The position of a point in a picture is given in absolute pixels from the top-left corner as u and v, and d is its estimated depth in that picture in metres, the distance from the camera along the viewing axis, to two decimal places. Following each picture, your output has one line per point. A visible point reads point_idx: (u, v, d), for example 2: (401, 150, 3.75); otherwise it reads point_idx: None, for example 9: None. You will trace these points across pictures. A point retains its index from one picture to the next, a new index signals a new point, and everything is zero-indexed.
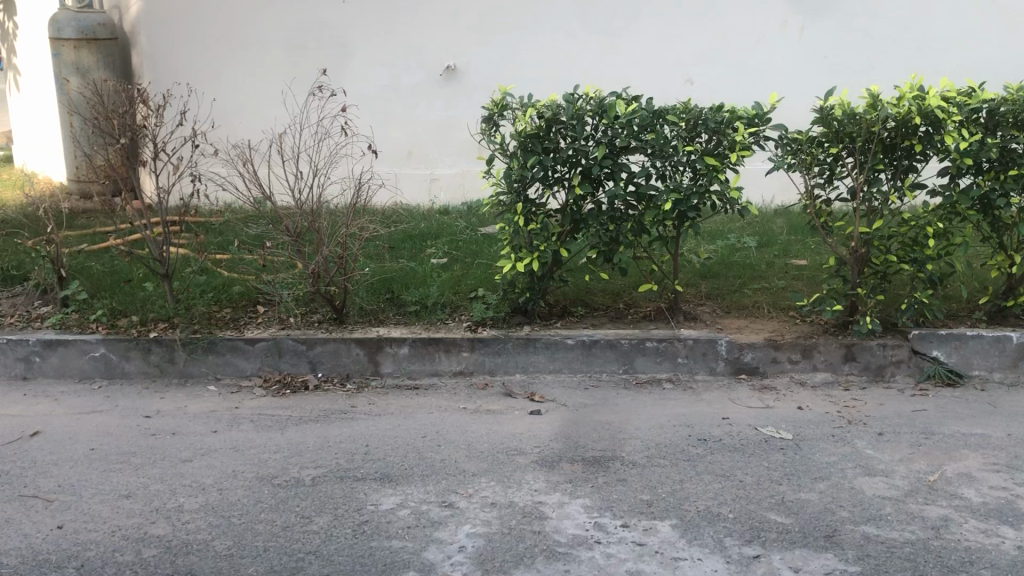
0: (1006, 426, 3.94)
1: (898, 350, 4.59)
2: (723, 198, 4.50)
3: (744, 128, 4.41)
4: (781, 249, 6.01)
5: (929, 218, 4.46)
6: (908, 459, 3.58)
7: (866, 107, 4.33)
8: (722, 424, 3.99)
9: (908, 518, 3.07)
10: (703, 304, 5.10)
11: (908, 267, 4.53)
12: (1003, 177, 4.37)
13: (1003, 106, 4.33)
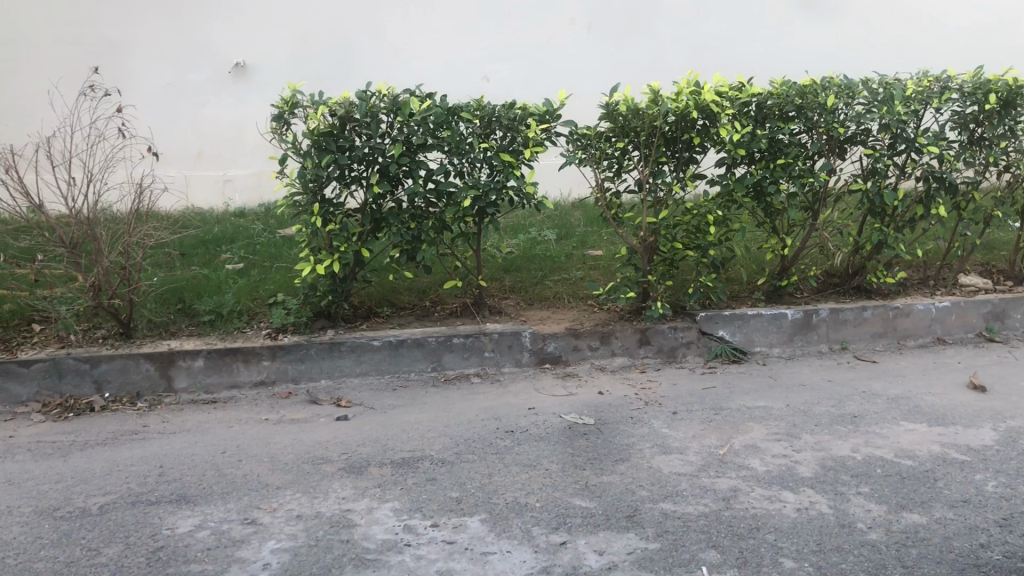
0: (785, 397, 4.25)
1: (688, 332, 4.85)
2: (519, 194, 4.56)
3: (536, 124, 4.51)
4: (579, 241, 6.21)
5: (709, 206, 4.71)
6: (700, 435, 3.78)
7: (648, 103, 4.52)
8: (528, 414, 4.06)
9: (702, 492, 3.24)
10: (507, 298, 5.19)
11: (693, 253, 4.79)
12: (772, 166, 4.74)
13: (769, 99, 4.70)
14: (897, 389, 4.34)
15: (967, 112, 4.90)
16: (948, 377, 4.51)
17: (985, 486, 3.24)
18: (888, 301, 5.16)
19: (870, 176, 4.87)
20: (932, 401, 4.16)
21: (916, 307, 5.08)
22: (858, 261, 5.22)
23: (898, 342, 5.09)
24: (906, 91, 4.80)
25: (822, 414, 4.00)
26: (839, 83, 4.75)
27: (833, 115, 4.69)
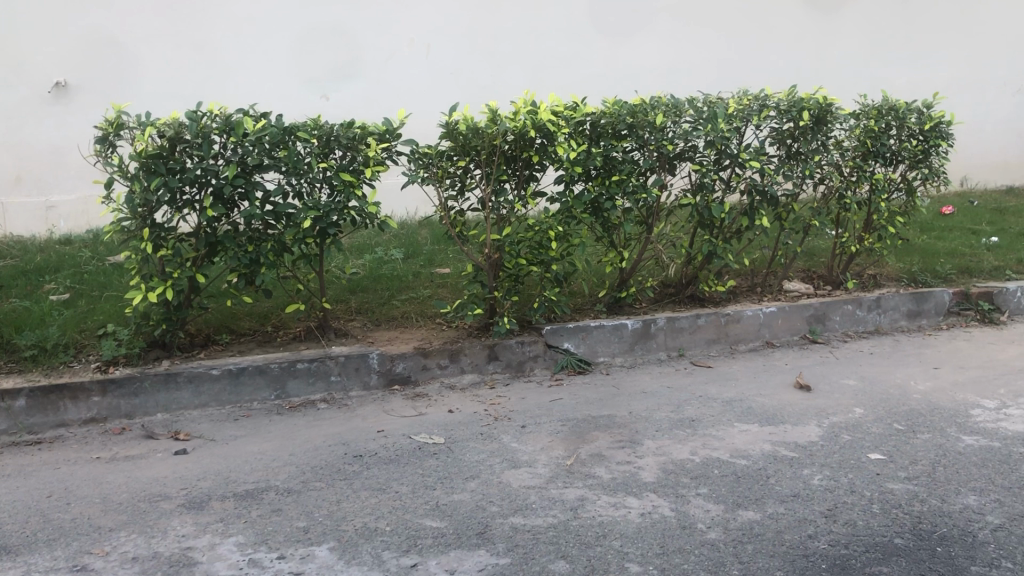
0: (629, 405, 4.38)
1: (534, 345, 4.93)
2: (361, 215, 4.51)
3: (376, 143, 4.49)
4: (426, 259, 6.21)
5: (549, 222, 4.79)
6: (548, 447, 3.84)
7: (487, 122, 4.58)
8: (377, 437, 4.01)
9: (550, 503, 3.29)
10: (353, 320, 5.12)
11: (537, 268, 4.88)
12: (608, 182, 4.91)
13: (603, 118, 4.88)
14: (730, 392, 4.55)
15: (784, 128, 5.27)
16: (776, 378, 4.78)
17: (811, 480, 3.44)
18: (720, 309, 5.42)
19: (698, 191, 5.14)
20: (763, 402, 4.39)
21: (745, 313, 5.36)
22: (690, 271, 5.47)
23: (730, 347, 5.35)
24: (728, 109, 5.10)
25: (663, 420, 4.15)
26: (666, 102, 5.03)
27: (662, 133, 4.94)
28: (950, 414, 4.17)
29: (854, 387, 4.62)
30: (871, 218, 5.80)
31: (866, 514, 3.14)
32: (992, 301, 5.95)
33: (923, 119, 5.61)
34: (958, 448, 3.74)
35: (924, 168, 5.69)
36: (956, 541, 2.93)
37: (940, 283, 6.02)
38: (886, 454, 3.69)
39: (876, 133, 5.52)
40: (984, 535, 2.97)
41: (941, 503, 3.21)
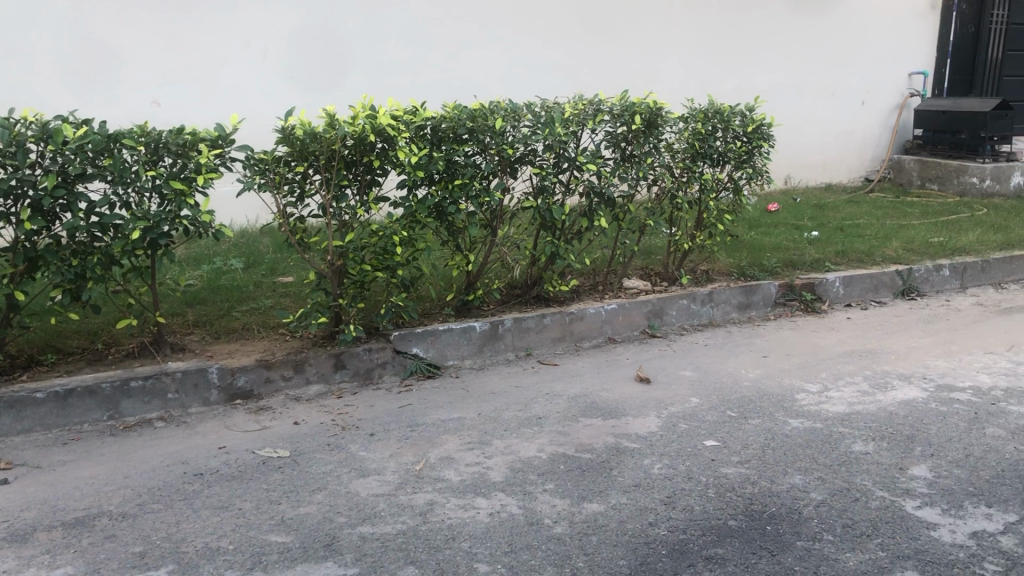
0: (477, 407, 4.41)
1: (382, 352, 4.88)
2: (194, 224, 4.32)
3: (209, 150, 4.34)
4: (268, 268, 6.05)
5: (394, 227, 4.79)
6: (396, 454, 3.82)
7: (325, 126, 4.52)
8: (219, 454, 3.88)
9: (399, 510, 3.28)
10: (190, 333, 4.93)
11: (383, 274, 4.84)
12: (450, 186, 4.92)
13: (443, 123, 4.91)
14: (575, 388, 4.67)
15: (618, 132, 5.46)
16: (618, 372, 4.93)
17: (651, 469, 3.57)
18: (565, 307, 5.55)
19: (539, 194, 5.23)
20: (606, 397, 4.52)
21: (588, 311, 5.50)
22: (535, 272, 5.55)
23: (575, 344, 5.48)
24: (564, 114, 5.26)
25: (511, 419, 4.20)
26: (504, 107, 5.12)
27: (502, 137, 5.01)
28: (778, 399, 4.42)
29: (690, 378, 4.82)
30: (702, 217, 6.06)
31: (703, 499, 3.29)
32: (814, 292, 6.36)
33: (746, 121, 5.96)
34: (784, 431, 3.97)
35: (748, 168, 6.03)
36: (783, 519, 3.11)
37: (767, 276, 6.37)
38: (721, 440, 3.87)
39: (703, 136, 5.83)
40: (809, 511, 3.17)
41: (770, 484, 3.40)
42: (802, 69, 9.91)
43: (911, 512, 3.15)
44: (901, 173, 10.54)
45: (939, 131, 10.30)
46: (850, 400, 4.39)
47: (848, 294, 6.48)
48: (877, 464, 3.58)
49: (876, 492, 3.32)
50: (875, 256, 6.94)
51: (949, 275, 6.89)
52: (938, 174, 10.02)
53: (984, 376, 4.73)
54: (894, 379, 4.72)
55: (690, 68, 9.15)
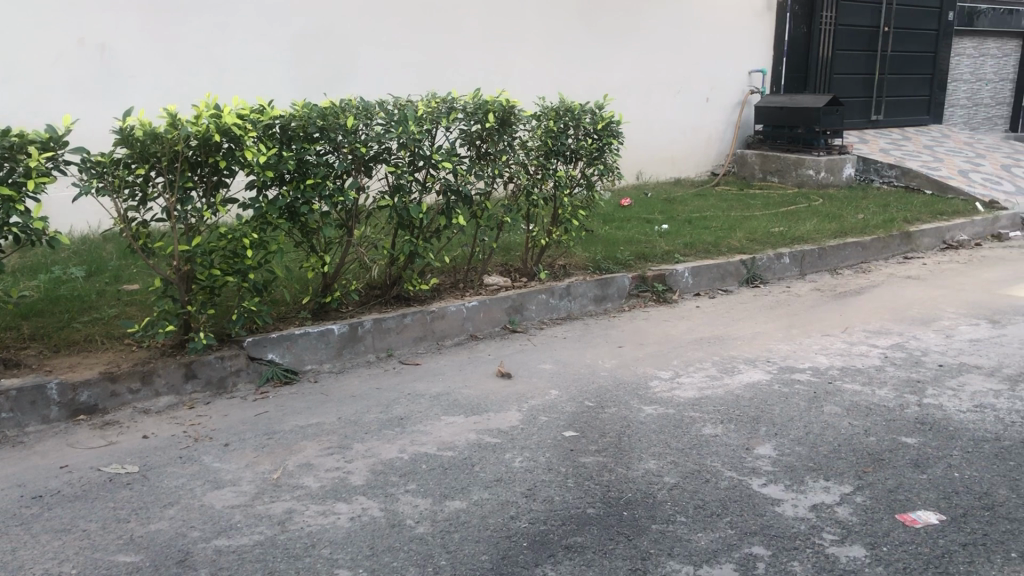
0: (337, 411, 4.34)
1: (235, 359, 4.73)
2: (25, 231, 4.08)
3: (39, 152, 4.07)
4: (112, 276, 5.76)
5: (243, 229, 4.67)
6: (253, 463, 3.71)
7: (167, 126, 4.34)
8: (61, 474, 3.66)
9: (256, 520, 3.19)
10: (26, 348, 4.63)
11: (233, 278, 4.68)
12: (303, 186, 4.83)
13: (293, 121, 4.80)
14: (436, 387, 4.66)
15: (472, 130, 5.49)
16: (479, 369, 4.96)
17: (512, 463, 3.61)
18: (425, 306, 5.52)
19: (395, 192, 5.19)
20: (467, 394, 4.53)
21: (449, 309, 5.50)
22: (394, 272, 5.50)
23: (437, 343, 5.47)
24: (418, 112, 5.23)
25: (372, 422, 4.16)
26: (355, 105, 5.05)
27: (354, 135, 4.95)
28: (632, 388, 4.55)
29: (549, 371, 4.90)
30: (557, 213, 6.15)
31: (562, 489, 3.35)
32: (665, 283, 6.58)
33: (597, 119, 6.07)
34: (639, 418, 4.10)
35: (600, 165, 6.18)
36: (639, 504, 3.21)
37: (621, 269, 6.54)
38: (579, 431, 3.95)
39: (555, 133, 5.94)
40: (663, 494, 3.28)
41: (626, 470, 3.50)
42: (649, 68, 10.24)
43: (757, 489, 3.31)
44: (744, 167, 10.93)
45: (778, 127, 10.82)
46: (700, 385, 4.57)
47: (697, 284, 6.75)
48: (725, 445, 3.74)
49: (725, 472, 3.47)
50: (721, 247, 7.24)
51: (789, 263, 7.27)
52: (778, 167, 10.49)
53: (821, 357, 5.01)
54: (740, 363, 4.94)
55: (541, 67, 9.30)
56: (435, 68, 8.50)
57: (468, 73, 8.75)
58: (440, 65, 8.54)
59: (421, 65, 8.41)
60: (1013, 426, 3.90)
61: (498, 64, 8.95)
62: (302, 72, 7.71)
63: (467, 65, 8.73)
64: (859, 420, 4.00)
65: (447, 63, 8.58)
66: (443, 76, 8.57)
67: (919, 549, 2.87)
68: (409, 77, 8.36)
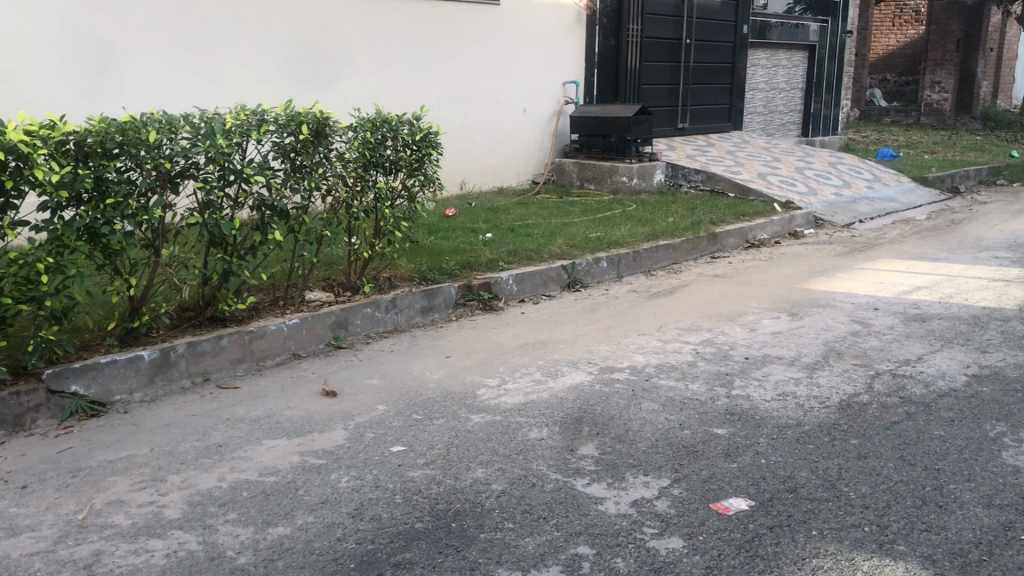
0: (149, 442, 4.10)
1: (33, 394, 4.38)
2: None
3: None
4: None
5: (36, 254, 4.34)
6: (55, 505, 3.44)
7: None
8: None
9: (59, 566, 2.96)
10: None
11: (27, 306, 4.35)
12: (102, 206, 4.54)
13: (89, 137, 4.51)
14: (257, 410, 4.49)
15: (285, 142, 5.34)
16: (303, 389, 4.82)
17: (338, 483, 3.52)
18: (243, 326, 5.31)
19: (205, 209, 4.98)
20: (290, 415, 4.39)
21: (268, 327, 5.32)
22: (208, 291, 5.26)
23: (257, 364, 5.28)
24: (226, 124, 5.03)
25: (188, 451, 3.95)
26: (158, 119, 4.81)
27: (157, 151, 4.72)
28: (459, 398, 4.55)
29: (375, 386, 4.83)
30: (379, 225, 6.08)
31: (390, 505, 3.30)
32: (490, 290, 6.65)
33: (414, 130, 6.09)
34: (467, 427, 4.10)
35: (419, 175, 6.18)
36: (467, 514, 3.21)
37: (447, 279, 6.55)
38: (406, 445, 3.91)
39: (373, 144, 5.87)
40: (491, 502, 3.30)
41: (454, 481, 3.50)
42: (466, 78, 10.34)
43: (581, 490, 3.39)
44: (563, 175, 11.20)
45: (592, 135, 11.17)
46: (525, 390, 4.64)
47: (522, 291, 6.86)
48: (550, 448, 3.81)
49: (551, 475, 3.53)
50: (543, 253, 7.40)
51: (607, 267, 7.53)
52: (594, 175, 10.82)
53: (639, 356, 5.21)
54: (563, 366, 5.06)
55: (357, 77, 9.21)
56: (244, 79, 8.25)
57: (280, 84, 8.54)
58: (251, 76, 8.30)
59: (227, 77, 8.12)
60: (812, 412, 4.19)
61: (311, 74, 8.79)
62: (97, 83, 7.27)
63: (280, 76, 8.53)
64: (675, 414, 4.18)
65: (257, 74, 8.35)
66: (253, 88, 8.33)
67: (731, 535, 3.01)
68: (217, 88, 8.06)
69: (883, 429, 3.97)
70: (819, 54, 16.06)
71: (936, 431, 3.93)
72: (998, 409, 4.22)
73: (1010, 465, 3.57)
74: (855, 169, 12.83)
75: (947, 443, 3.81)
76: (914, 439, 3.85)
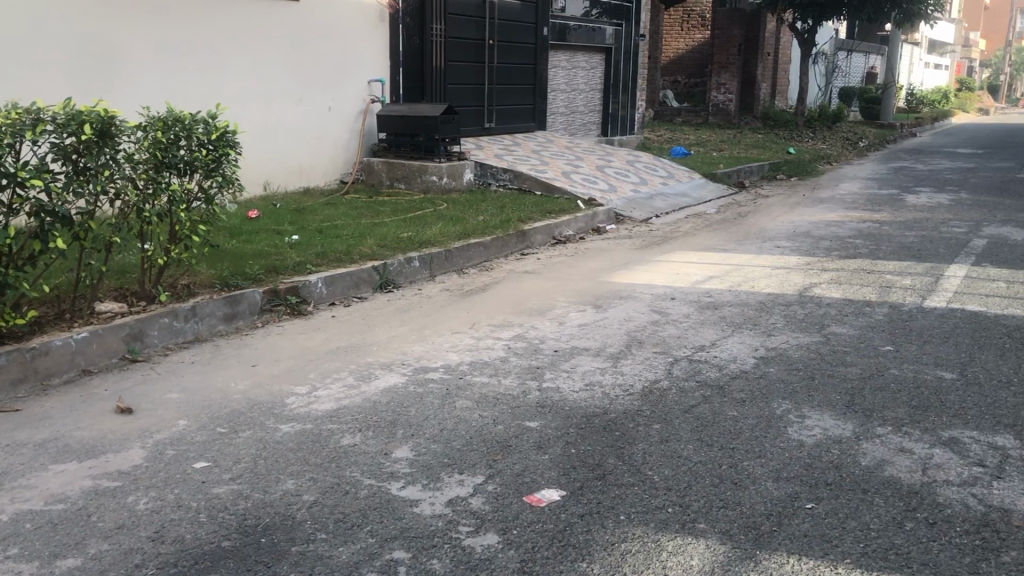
0: None
1: None
2: None
3: None
4: None
5: None
6: None
7: None
8: None
9: None
10: None
11: None
12: None
13: None
14: (42, 433, 4.14)
15: (66, 144, 4.95)
16: (95, 408, 4.49)
17: (136, 506, 3.31)
18: (23, 343, 4.89)
19: None
20: (81, 436, 4.08)
21: (53, 343, 4.92)
22: None
23: (41, 383, 4.87)
24: None
25: None
26: None
27: None
28: (267, 407, 4.39)
29: (176, 400, 4.57)
30: (175, 229, 5.77)
31: (194, 525, 3.14)
32: (298, 295, 6.46)
33: (210, 128, 5.81)
34: (276, 438, 3.96)
35: (217, 176, 5.89)
36: (277, 528, 3.10)
37: (251, 284, 6.30)
38: (211, 460, 3.73)
39: (165, 145, 5.55)
40: (302, 514, 3.20)
41: (263, 494, 3.36)
42: (265, 76, 9.99)
43: (395, 493, 3.35)
44: (372, 175, 11.07)
45: (400, 135, 11.08)
46: (337, 396, 4.54)
47: (331, 293, 6.71)
48: (363, 454, 3.74)
49: (364, 481, 3.47)
50: (352, 254, 7.27)
51: (419, 266, 7.50)
52: (403, 174, 10.77)
53: (452, 354, 5.22)
54: (376, 369, 4.99)
55: (146, 74, 8.71)
56: (16, 74, 7.60)
57: (59, 80, 7.95)
58: (24, 71, 7.66)
59: None
60: (618, 400, 4.34)
61: (93, 71, 8.22)
62: None
63: (59, 72, 7.94)
64: (488, 411, 4.21)
65: (32, 70, 7.72)
66: (27, 84, 7.70)
67: (545, 526, 3.07)
68: None
69: (682, 413, 4.18)
70: (615, 57, 16.72)
71: (730, 412, 4.18)
72: (783, 388, 4.54)
73: (795, 439, 3.85)
74: (651, 166, 13.45)
75: (740, 422, 4.06)
76: (711, 420, 4.07)
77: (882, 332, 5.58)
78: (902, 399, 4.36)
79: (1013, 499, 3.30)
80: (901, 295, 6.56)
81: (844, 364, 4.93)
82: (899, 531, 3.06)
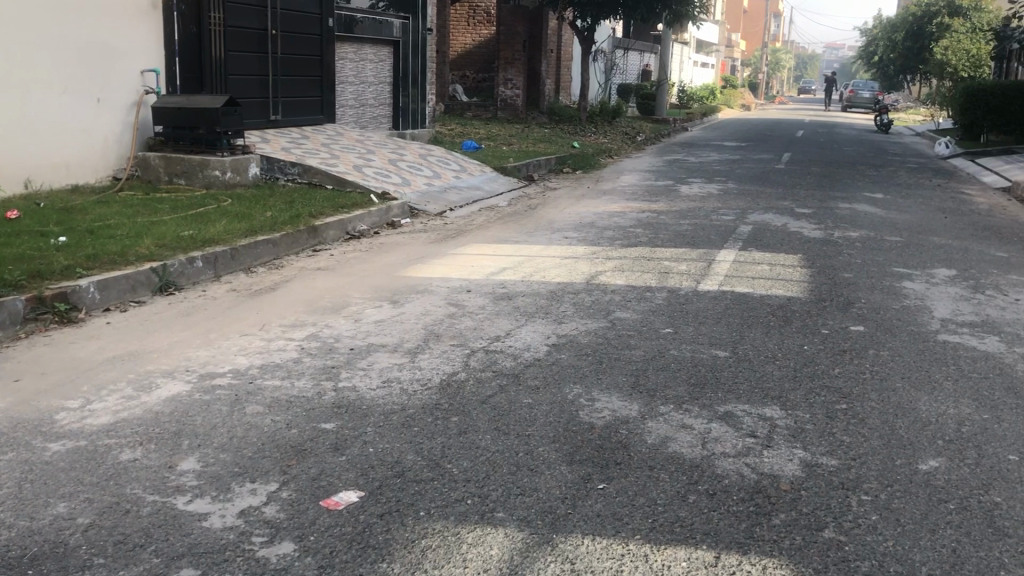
0: None
1: None
2: None
3: None
4: None
5: None
6: None
7: None
8: None
9: None
10: None
11: None
12: None
13: None
14: None
15: None
16: None
17: None
18: None
19: None
20: None
21: None
22: None
23: None
24: None
25: None
26: None
27: None
28: (34, 426, 4.02)
29: None
30: None
31: None
32: (67, 301, 5.96)
33: None
34: (43, 459, 3.63)
35: None
36: (47, 557, 2.84)
37: (11, 292, 5.75)
38: None
39: None
40: (76, 539, 2.95)
41: (30, 522, 3.07)
42: (20, 63, 9.13)
43: (182, 509, 3.16)
44: (148, 170, 10.39)
45: (177, 127, 10.45)
46: (114, 409, 4.23)
47: (105, 298, 6.25)
48: (145, 469, 3.50)
49: (146, 498, 3.24)
50: (128, 256, 6.81)
51: (202, 266, 7.14)
52: (184, 170, 10.18)
53: (241, 358, 5.00)
54: (157, 378, 4.69)
55: None
56: None
57: None
58: None
59: None
60: (415, 395, 4.32)
61: None
62: None
63: None
64: (281, 415, 4.07)
65: None
66: None
67: (342, 530, 3.00)
68: None
69: (478, 403, 4.22)
70: (404, 50, 16.64)
71: (525, 399, 4.26)
72: (573, 373, 4.69)
73: (586, 422, 3.99)
74: (442, 160, 13.52)
75: (535, 409, 4.15)
76: (507, 409, 4.14)
77: (662, 314, 5.91)
78: (681, 378, 4.63)
79: (781, 465, 3.58)
80: (678, 279, 6.96)
81: (629, 347, 5.17)
82: (683, 503, 3.24)
